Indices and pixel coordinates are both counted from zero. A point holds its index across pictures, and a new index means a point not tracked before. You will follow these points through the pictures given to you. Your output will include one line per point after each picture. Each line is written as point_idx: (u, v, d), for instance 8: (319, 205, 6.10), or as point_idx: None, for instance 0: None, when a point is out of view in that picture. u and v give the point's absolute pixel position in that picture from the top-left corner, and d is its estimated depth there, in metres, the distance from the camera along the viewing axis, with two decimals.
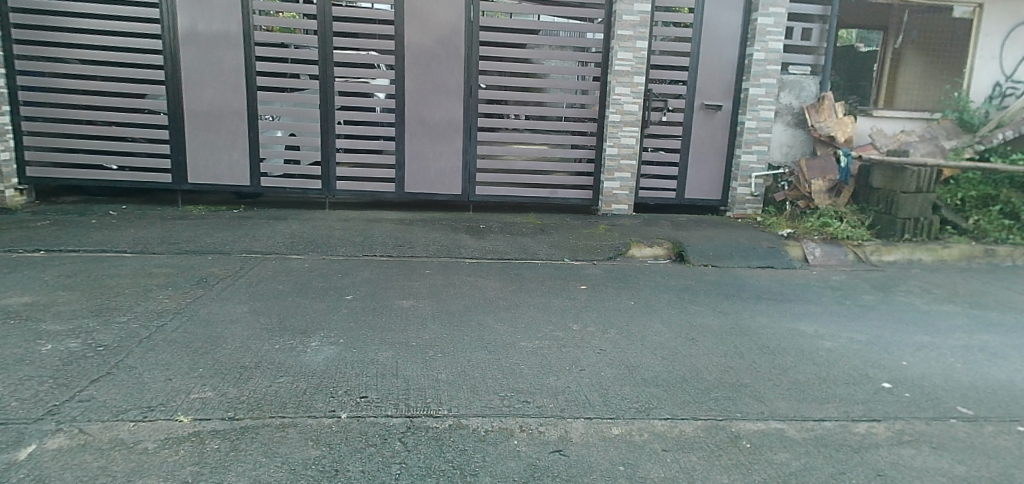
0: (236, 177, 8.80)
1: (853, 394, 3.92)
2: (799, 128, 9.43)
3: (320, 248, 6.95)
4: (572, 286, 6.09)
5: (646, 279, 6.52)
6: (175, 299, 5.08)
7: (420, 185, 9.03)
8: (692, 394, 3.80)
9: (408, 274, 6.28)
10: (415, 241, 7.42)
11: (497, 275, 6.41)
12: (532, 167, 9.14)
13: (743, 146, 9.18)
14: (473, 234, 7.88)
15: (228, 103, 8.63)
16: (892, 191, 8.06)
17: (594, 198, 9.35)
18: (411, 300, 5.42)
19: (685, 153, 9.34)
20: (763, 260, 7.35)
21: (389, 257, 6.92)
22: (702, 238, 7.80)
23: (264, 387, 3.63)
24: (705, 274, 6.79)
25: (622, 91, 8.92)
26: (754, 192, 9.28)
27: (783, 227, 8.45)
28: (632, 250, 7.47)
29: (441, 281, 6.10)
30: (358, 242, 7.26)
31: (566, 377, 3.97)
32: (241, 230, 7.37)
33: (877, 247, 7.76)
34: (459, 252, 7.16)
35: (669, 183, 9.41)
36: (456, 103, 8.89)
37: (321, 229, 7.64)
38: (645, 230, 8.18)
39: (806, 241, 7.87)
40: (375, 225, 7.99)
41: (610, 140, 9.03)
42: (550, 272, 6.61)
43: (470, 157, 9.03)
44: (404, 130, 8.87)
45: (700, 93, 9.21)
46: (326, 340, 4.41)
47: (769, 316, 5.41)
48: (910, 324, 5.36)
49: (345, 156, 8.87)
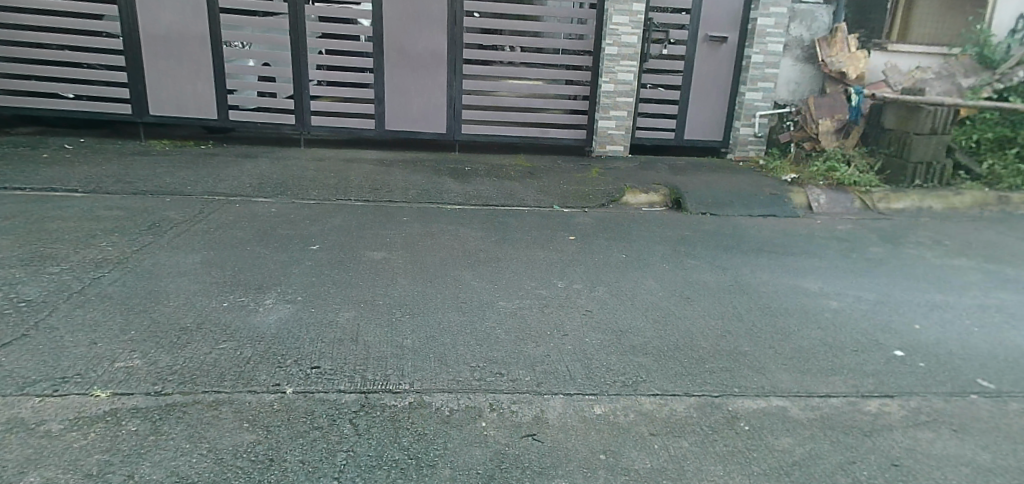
0: (202, 110, 8.17)
1: (862, 365, 3.52)
2: (809, 63, 8.78)
3: (290, 191, 6.45)
4: (559, 237, 5.64)
5: (641, 229, 6.07)
6: (120, 247, 4.61)
7: (400, 122, 8.43)
8: (685, 366, 3.40)
9: (382, 221, 5.80)
10: (393, 185, 6.90)
11: (479, 224, 5.94)
12: (522, 104, 8.53)
13: (748, 82, 8.57)
14: (456, 177, 7.36)
15: (190, 29, 7.90)
16: (904, 133, 7.51)
17: (587, 138, 8.78)
18: (383, 251, 4.96)
19: (686, 89, 8.71)
20: (765, 207, 6.87)
21: (364, 202, 6.43)
22: (700, 184, 7.30)
23: (201, 355, 3.20)
24: (703, 223, 6.35)
25: (619, 20, 8.22)
26: (757, 133, 8.75)
27: (788, 172, 7.94)
28: (626, 197, 7.00)
29: (418, 230, 5.63)
30: (331, 184, 6.74)
31: (545, 344, 3.56)
32: (205, 169, 6.83)
33: (885, 194, 7.27)
34: (440, 197, 6.67)
35: (667, 122, 8.84)
36: (439, 31, 8.17)
37: (292, 170, 7.10)
38: (640, 174, 7.67)
39: (811, 187, 7.40)
40: (352, 166, 7.45)
41: (606, 75, 8.41)
42: (536, 220, 6.14)
43: (455, 93, 8.39)
44: (382, 60, 8.18)
45: (704, 24, 8.50)
46: (282, 297, 3.96)
47: (773, 272, 4.97)
48: (923, 282, 4.92)
49: (320, 90, 8.23)
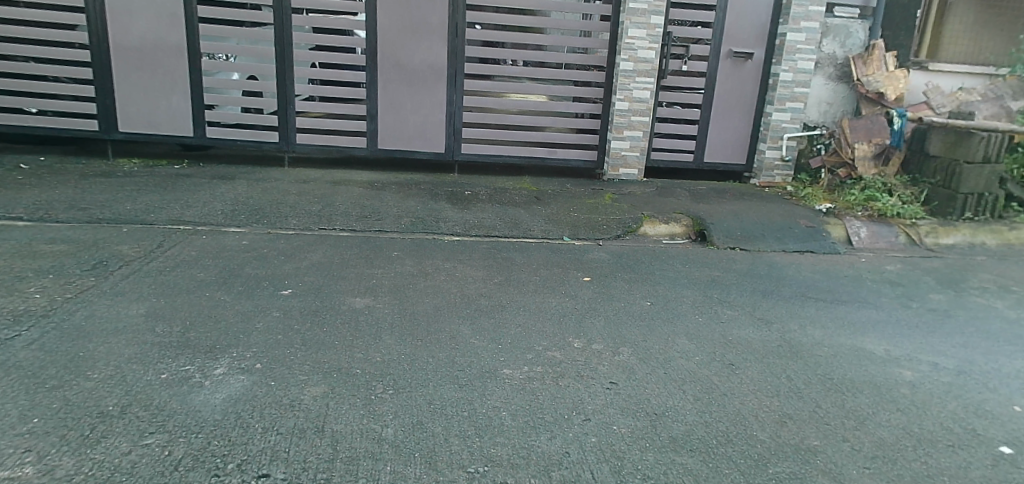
0: (177, 127, 7.46)
1: (967, 470, 2.76)
2: (841, 82, 8.07)
3: (268, 220, 5.72)
4: (573, 279, 4.90)
5: (664, 267, 5.32)
6: (52, 293, 3.85)
7: (395, 140, 7.71)
8: (745, 472, 2.64)
9: (369, 257, 5.06)
10: (385, 212, 6.17)
11: (481, 260, 5.20)
12: (528, 122, 7.83)
13: (775, 102, 7.86)
14: (455, 202, 6.63)
15: (166, 38, 7.21)
16: (950, 160, 6.84)
17: (599, 159, 8.07)
18: (367, 297, 4.21)
19: (707, 109, 8.02)
20: (801, 242, 6.13)
21: (351, 233, 5.70)
22: (727, 214, 6.57)
23: (115, 457, 2.44)
24: (734, 261, 5.61)
25: (636, 33, 7.52)
26: (785, 157, 8.03)
27: (821, 201, 7.28)
28: (645, 227, 6.28)
29: (410, 268, 4.89)
30: (315, 211, 6.01)
31: (562, 436, 2.80)
32: (174, 193, 6.10)
33: (932, 227, 6.62)
34: (437, 227, 5.94)
35: (686, 144, 8.12)
36: (440, 43, 7.48)
37: (273, 194, 6.37)
38: (659, 202, 6.94)
39: (849, 219, 6.69)
40: (340, 190, 6.73)
41: (621, 92, 7.69)
42: (546, 257, 5.40)
43: (456, 110, 7.69)
44: (376, 73, 7.49)
45: (727, 38, 7.82)
46: (235, 364, 3.20)
47: (825, 328, 4.23)
48: (1004, 342, 4.17)
49: (308, 105, 7.55)
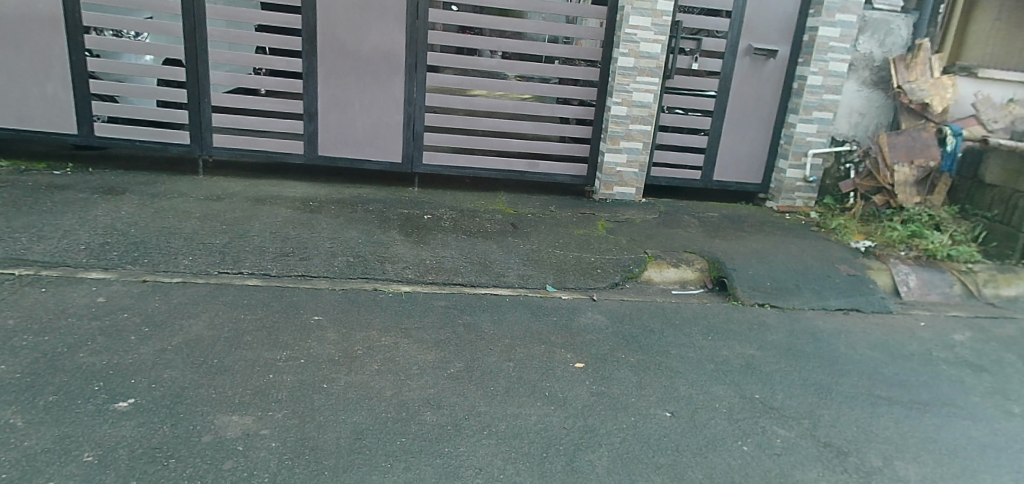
0: (56, 122, 5.90)
1: None
2: (878, 88, 6.77)
3: (148, 259, 4.26)
4: (559, 366, 3.52)
5: (679, 342, 3.98)
6: None
7: (339, 146, 6.23)
8: None
9: (276, 327, 3.63)
10: (314, 247, 4.72)
11: (435, 330, 3.80)
12: (504, 127, 6.43)
13: (800, 111, 6.54)
14: (408, 233, 5.21)
15: (38, 7, 5.62)
16: (1012, 191, 5.58)
17: (588, 175, 6.69)
18: (250, 412, 2.80)
19: (719, 117, 6.68)
20: (844, 297, 4.85)
21: (263, 280, 4.26)
22: (749, 255, 5.26)
23: None
24: (767, 328, 4.30)
25: (639, 21, 6.11)
26: (808, 177, 6.71)
27: (855, 236, 5.96)
28: (649, 272, 4.98)
29: (331, 346, 3.47)
30: (219, 245, 4.54)
31: None
32: (28, 217, 4.58)
33: (993, 275, 5.30)
34: (381, 271, 4.52)
35: (691, 158, 6.79)
36: (396, 26, 6.00)
37: (169, 218, 4.88)
38: (664, 235, 5.60)
39: (894, 263, 5.35)
40: (261, 211, 5.26)
41: (617, 94, 6.30)
42: (522, 323, 4.02)
43: (415, 110, 6.23)
44: (316, 61, 5.99)
45: (747, 32, 6.48)
46: None
47: (922, 468, 2.93)
48: None
49: (229, 98, 6.03)
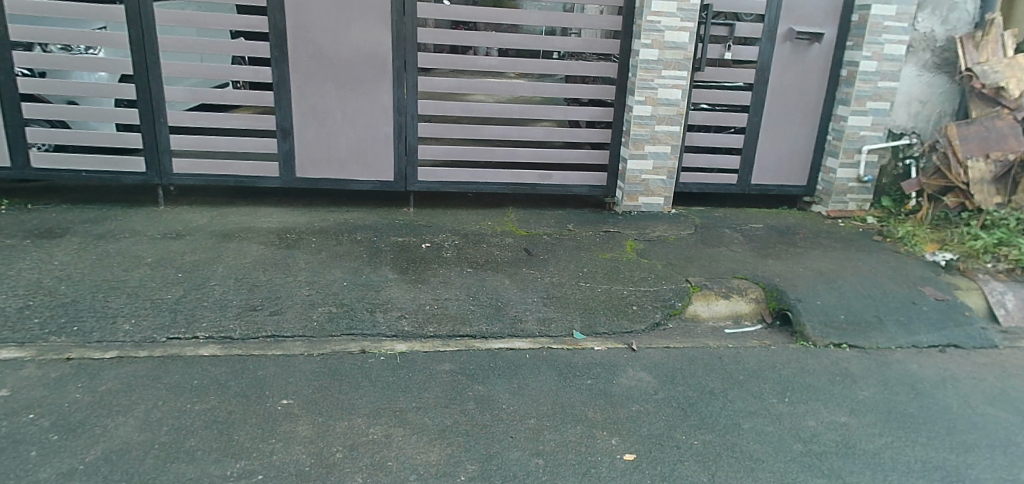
0: None
1: None
2: (939, 72, 5.86)
3: (77, 325, 3.41)
4: (603, 461, 2.67)
5: (752, 409, 3.12)
6: None
7: (319, 165, 5.38)
8: None
9: (232, 420, 2.78)
10: (289, 296, 3.87)
11: (440, 412, 2.94)
12: (511, 135, 5.56)
13: (852, 102, 5.64)
14: (404, 270, 4.35)
15: None
16: None
17: (609, 185, 5.82)
18: None
19: (756, 112, 5.80)
20: (935, 330, 3.97)
21: (221, 345, 3.40)
22: (812, 278, 4.39)
23: None
24: (854, 380, 3.44)
25: (663, 7, 5.22)
26: (862, 177, 5.83)
27: (928, 247, 5.07)
28: (695, 306, 4.12)
29: (300, 449, 2.62)
30: (168, 300, 3.69)
31: None
32: None
33: None
34: (370, 325, 3.66)
35: (727, 161, 5.91)
36: (380, 24, 5.12)
37: (113, 266, 4.04)
38: (707, 257, 4.73)
39: (985, 280, 4.45)
40: (228, 251, 4.41)
41: (640, 92, 5.42)
42: (549, 392, 3.17)
43: (406, 120, 5.36)
44: (288, 68, 5.13)
45: (789, 13, 5.59)
46: None
47: None
48: None
49: (189, 117, 5.18)
